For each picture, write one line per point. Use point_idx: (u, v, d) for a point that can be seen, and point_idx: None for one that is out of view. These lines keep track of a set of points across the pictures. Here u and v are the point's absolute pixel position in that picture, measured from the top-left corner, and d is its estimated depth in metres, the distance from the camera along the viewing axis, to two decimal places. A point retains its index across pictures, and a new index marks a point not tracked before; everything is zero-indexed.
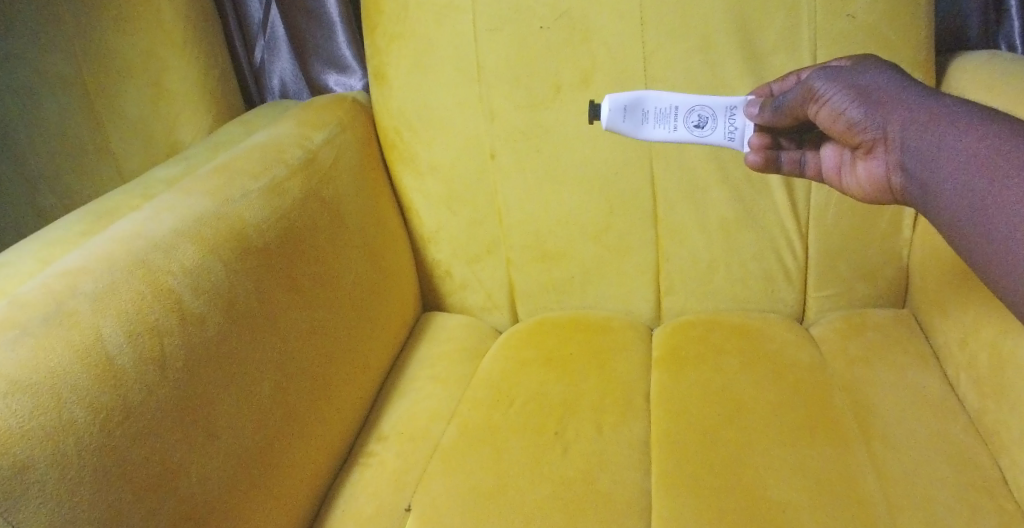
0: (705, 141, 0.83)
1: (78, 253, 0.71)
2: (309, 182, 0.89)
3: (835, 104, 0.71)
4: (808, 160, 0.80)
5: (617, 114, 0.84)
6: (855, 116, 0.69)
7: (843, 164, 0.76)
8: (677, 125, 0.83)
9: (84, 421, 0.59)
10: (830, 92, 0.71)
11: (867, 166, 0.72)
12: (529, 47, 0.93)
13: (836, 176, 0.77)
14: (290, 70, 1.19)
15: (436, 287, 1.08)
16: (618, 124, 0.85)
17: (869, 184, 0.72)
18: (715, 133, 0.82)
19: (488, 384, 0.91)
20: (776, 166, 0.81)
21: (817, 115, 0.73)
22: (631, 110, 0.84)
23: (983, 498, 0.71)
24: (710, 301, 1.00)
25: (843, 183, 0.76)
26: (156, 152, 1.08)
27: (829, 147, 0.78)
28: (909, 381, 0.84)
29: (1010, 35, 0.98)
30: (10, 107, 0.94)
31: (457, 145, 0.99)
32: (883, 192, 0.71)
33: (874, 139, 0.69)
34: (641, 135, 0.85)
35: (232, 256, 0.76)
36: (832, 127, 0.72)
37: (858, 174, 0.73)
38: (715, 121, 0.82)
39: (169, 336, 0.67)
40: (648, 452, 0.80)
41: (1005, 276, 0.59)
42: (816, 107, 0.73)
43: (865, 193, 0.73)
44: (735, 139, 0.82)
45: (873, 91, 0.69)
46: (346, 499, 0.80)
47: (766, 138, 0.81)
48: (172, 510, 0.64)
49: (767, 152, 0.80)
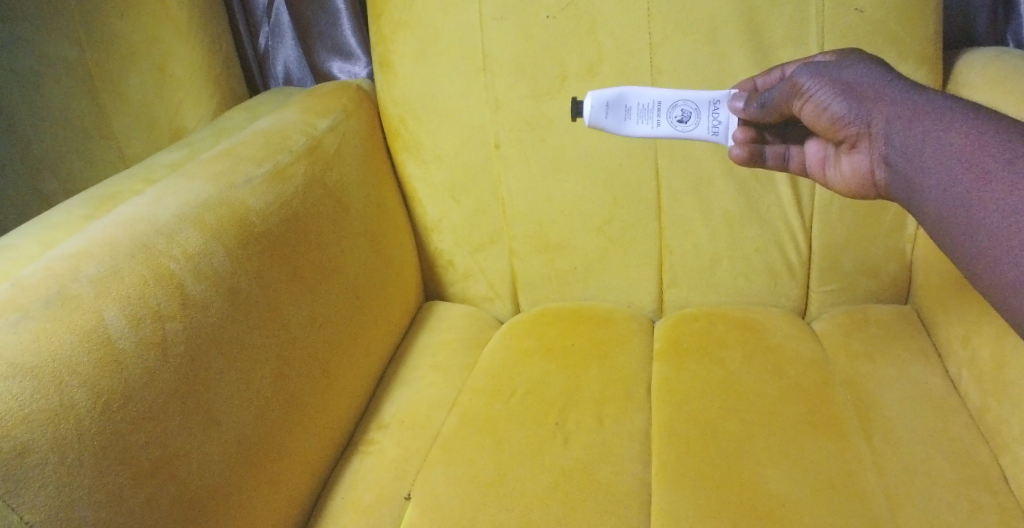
0: (688, 136, 0.83)
1: (82, 237, 0.70)
2: (312, 169, 0.89)
3: (818, 99, 0.71)
4: (792, 154, 0.81)
5: (599, 111, 0.84)
6: (838, 110, 0.70)
7: (827, 158, 0.77)
8: (660, 120, 0.83)
9: (85, 403, 0.59)
10: (814, 88, 0.72)
11: (851, 160, 0.72)
12: (535, 36, 0.92)
13: (820, 170, 0.78)
14: (294, 57, 1.18)
15: (438, 275, 1.08)
16: (600, 121, 0.85)
17: (853, 178, 0.73)
18: (698, 128, 0.82)
19: (489, 373, 0.91)
20: (761, 160, 0.81)
21: (801, 110, 0.74)
22: (613, 106, 0.84)
23: (983, 496, 0.72)
24: (713, 294, 1.00)
25: (828, 178, 0.77)
26: (160, 137, 1.07)
27: (814, 142, 0.78)
28: (910, 377, 0.85)
29: (1018, 32, 0.98)
30: (12, 95, 0.95)
31: (461, 134, 0.98)
32: (867, 188, 0.72)
33: (858, 133, 0.69)
34: (624, 131, 0.85)
35: (235, 242, 0.76)
36: (817, 122, 0.72)
37: (843, 169, 0.74)
38: (699, 116, 0.82)
39: (170, 320, 0.67)
40: (649, 444, 0.81)
41: (988, 270, 0.58)
42: (801, 102, 0.73)
43: (849, 188, 0.74)
44: (717, 134, 0.82)
45: (857, 86, 0.69)
46: (347, 486, 0.80)
47: (751, 132, 0.81)
48: (173, 493, 0.64)
49: (751, 147, 0.80)
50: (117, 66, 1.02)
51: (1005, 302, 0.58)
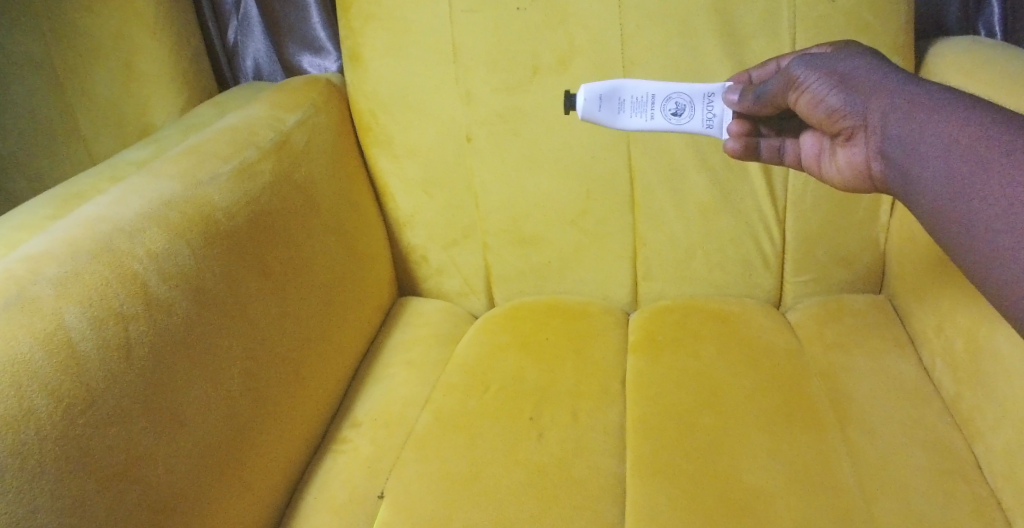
0: (682, 129, 0.82)
1: (42, 237, 0.69)
2: (281, 165, 0.87)
3: (814, 92, 0.71)
4: (788, 147, 0.81)
5: (593, 104, 0.83)
6: (834, 103, 0.70)
7: (823, 151, 0.77)
8: (654, 113, 0.82)
9: (46, 409, 0.58)
10: (809, 80, 0.71)
11: (847, 153, 0.72)
12: (506, 29, 0.91)
13: (815, 163, 0.78)
14: (264, 51, 1.16)
15: (412, 271, 1.07)
16: (593, 113, 0.83)
17: (849, 170, 0.72)
18: (693, 121, 0.81)
19: (463, 369, 0.90)
20: (756, 153, 0.81)
21: (797, 103, 0.74)
22: (607, 99, 0.83)
23: (958, 484, 0.72)
24: (688, 286, 1.00)
25: (822, 170, 0.77)
26: (126, 134, 1.05)
27: (810, 135, 0.78)
28: (884, 366, 0.85)
29: (990, 22, 0.98)
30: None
31: (433, 127, 0.97)
32: (863, 180, 0.72)
33: (855, 125, 0.69)
34: (618, 124, 0.84)
35: (202, 241, 0.74)
36: (812, 114, 0.72)
37: (838, 162, 0.74)
38: (693, 109, 0.81)
39: (134, 321, 0.66)
40: (624, 437, 0.80)
41: (982, 264, 0.58)
42: (796, 95, 0.73)
43: (844, 181, 0.74)
44: (712, 127, 0.81)
45: (853, 78, 0.69)
46: (318, 486, 0.79)
47: (746, 126, 0.81)
48: (140, 498, 0.62)
49: (746, 140, 0.80)
50: (80, 62, 1.00)
51: (999, 295, 0.57)
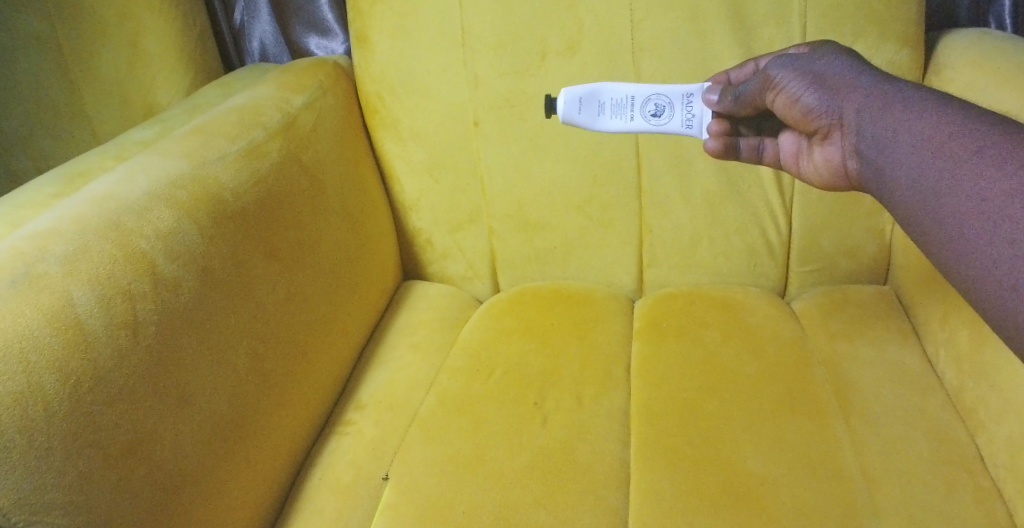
0: (661, 130, 0.82)
1: (50, 214, 0.69)
2: (287, 144, 0.87)
3: (790, 91, 0.72)
4: (766, 147, 0.81)
5: (572, 106, 0.84)
6: (810, 101, 0.71)
7: (800, 151, 0.77)
8: (634, 114, 0.83)
9: (54, 384, 0.58)
10: (785, 80, 0.73)
11: (824, 151, 0.73)
12: (516, 12, 0.91)
13: (793, 162, 0.79)
14: (270, 33, 1.15)
15: (416, 254, 1.07)
16: (574, 116, 0.84)
17: (825, 169, 0.73)
18: (672, 122, 0.82)
19: (468, 353, 0.90)
20: (736, 152, 0.81)
21: (774, 102, 0.75)
22: (586, 101, 0.84)
23: (960, 474, 0.72)
24: (692, 274, 1.00)
25: (800, 168, 0.78)
26: (132, 114, 1.05)
27: (787, 134, 0.79)
28: (888, 356, 0.85)
29: (1001, 15, 0.97)
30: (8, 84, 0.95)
31: (440, 111, 0.97)
32: (839, 177, 0.73)
33: (829, 124, 0.70)
34: (599, 127, 0.84)
35: (209, 221, 0.74)
36: (788, 114, 0.73)
37: (815, 161, 0.75)
38: (672, 109, 0.82)
39: (141, 299, 0.66)
40: (628, 422, 0.81)
41: (955, 259, 0.57)
42: (773, 95, 0.74)
43: (822, 179, 0.75)
44: (692, 127, 0.82)
45: (828, 76, 0.70)
46: (324, 466, 0.80)
47: (726, 125, 0.80)
48: (146, 474, 0.63)
49: (727, 138, 0.80)
50: (88, 38, 0.99)
51: (971, 291, 0.56)
